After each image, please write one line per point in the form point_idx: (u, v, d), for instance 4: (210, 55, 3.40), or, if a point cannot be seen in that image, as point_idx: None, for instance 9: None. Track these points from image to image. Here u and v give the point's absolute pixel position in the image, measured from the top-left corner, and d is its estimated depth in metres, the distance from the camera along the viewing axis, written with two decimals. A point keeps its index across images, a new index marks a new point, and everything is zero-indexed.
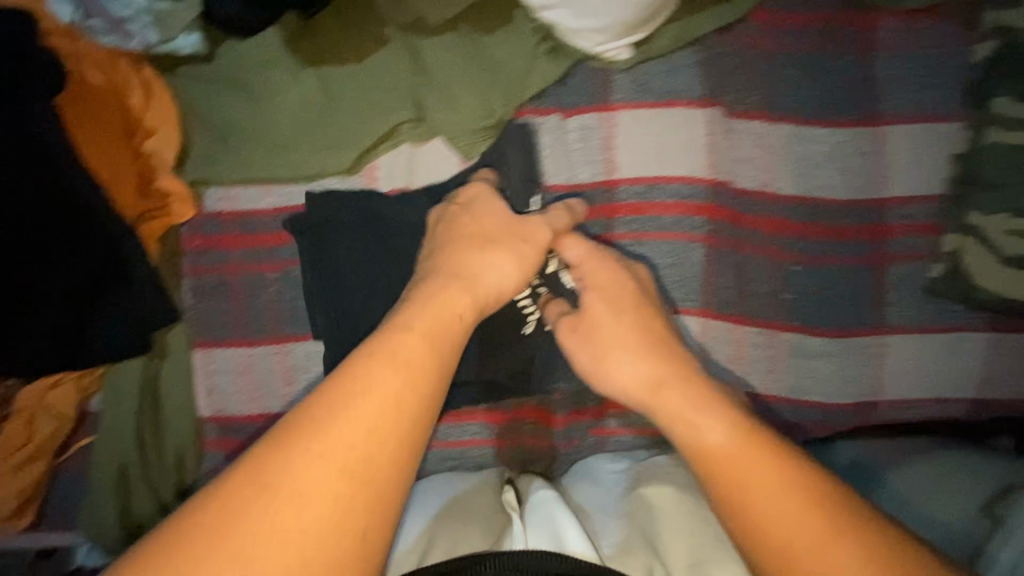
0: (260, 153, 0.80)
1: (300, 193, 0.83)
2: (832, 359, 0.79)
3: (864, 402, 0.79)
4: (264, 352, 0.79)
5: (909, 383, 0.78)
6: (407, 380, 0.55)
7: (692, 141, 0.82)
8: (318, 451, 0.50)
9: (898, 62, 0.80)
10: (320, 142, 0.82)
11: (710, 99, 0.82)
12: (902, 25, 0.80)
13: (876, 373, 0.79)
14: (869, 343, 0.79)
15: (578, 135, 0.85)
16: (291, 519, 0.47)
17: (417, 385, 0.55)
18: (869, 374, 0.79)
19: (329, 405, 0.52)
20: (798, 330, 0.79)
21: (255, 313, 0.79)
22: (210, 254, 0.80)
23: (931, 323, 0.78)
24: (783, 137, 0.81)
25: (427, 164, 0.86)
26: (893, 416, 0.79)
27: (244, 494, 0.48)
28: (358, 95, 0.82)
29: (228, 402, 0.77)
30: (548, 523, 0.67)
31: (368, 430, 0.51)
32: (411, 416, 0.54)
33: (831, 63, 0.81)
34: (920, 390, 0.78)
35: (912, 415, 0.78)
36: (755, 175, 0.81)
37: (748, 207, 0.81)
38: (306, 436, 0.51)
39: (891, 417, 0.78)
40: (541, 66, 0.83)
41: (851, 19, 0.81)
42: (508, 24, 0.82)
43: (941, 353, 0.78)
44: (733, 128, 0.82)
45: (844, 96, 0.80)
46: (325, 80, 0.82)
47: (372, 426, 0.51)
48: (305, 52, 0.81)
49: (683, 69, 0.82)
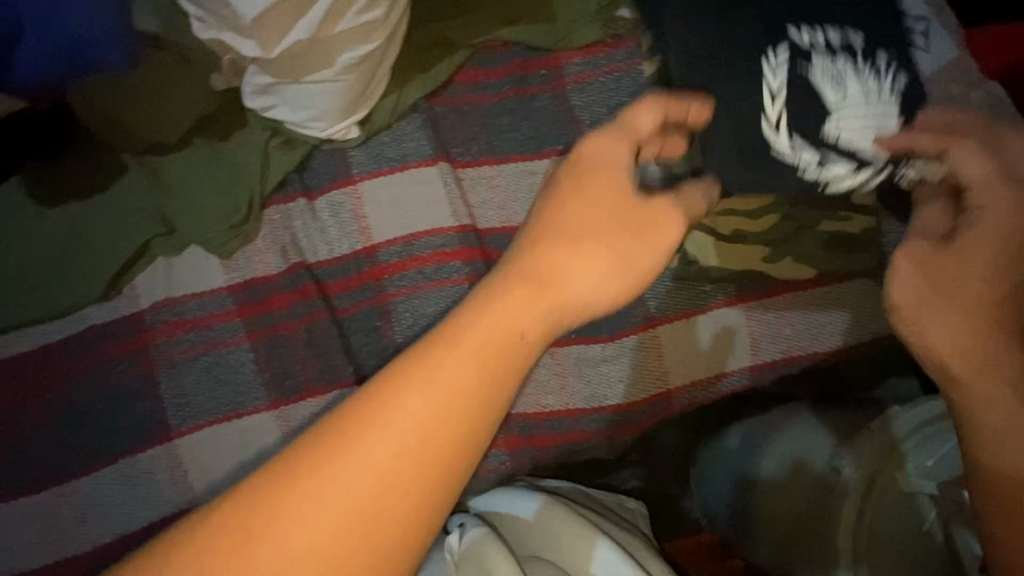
0: (11, 303, 0.79)
1: (62, 329, 0.80)
2: (614, 362, 0.84)
3: (656, 394, 0.84)
4: (49, 497, 0.77)
5: (691, 366, 0.84)
6: (402, 448, 0.47)
7: (434, 194, 0.84)
8: (341, 479, 0.46)
9: (593, 90, 0.85)
10: (72, 276, 0.80)
11: (437, 155, 0.85)
12: (583, 58, 0.86)
13: (657, 364, 0.84)
14: (643, 338, 0.83)
15: (327, 210, 0.84)
16: (292, 549, 0.45)
17: (439, 416, 0.48)
18: (652, 367, 0.84)
19: (354, 442, 0.47)
20: (575, 342, 0.83)
21: (33, 460, 0.77)
22: None
23: (689, 308, 0.84)
24: (508, 174, 0.85)
25: (185, 273, 0.82)
26: (689, 398, 0.85)
27: (254, 516, 0.46)
28: (103, 223, 0.81)
29: (21, 555, 0.76)
30: (477, 556, 0.71)
31: (396, 460, 0.47)
32: (450, 455, 0.48)
33: (533, 103, 0.85)
34: (702, 370, 0.85)
35: (704, 393, 0.85)
36: (494, 214, 0.85)
37: (500, 243, 0.85)
38: (281, 515, 0.46)
39: (686, 400, 0.84)
40: (277, 157, 0.84)
41: (539, 63, 0.86)
42: (239, 128, 0.84)
43: (710, 331, 0.84)
44: (464, 177, 0.85)
45: (550, 127, 0.85)
46: (70, 215, 0.81)
47: (346, 516, 0.46)
48: (47, 194, 0.81)
49: (409, 134, 0.85)
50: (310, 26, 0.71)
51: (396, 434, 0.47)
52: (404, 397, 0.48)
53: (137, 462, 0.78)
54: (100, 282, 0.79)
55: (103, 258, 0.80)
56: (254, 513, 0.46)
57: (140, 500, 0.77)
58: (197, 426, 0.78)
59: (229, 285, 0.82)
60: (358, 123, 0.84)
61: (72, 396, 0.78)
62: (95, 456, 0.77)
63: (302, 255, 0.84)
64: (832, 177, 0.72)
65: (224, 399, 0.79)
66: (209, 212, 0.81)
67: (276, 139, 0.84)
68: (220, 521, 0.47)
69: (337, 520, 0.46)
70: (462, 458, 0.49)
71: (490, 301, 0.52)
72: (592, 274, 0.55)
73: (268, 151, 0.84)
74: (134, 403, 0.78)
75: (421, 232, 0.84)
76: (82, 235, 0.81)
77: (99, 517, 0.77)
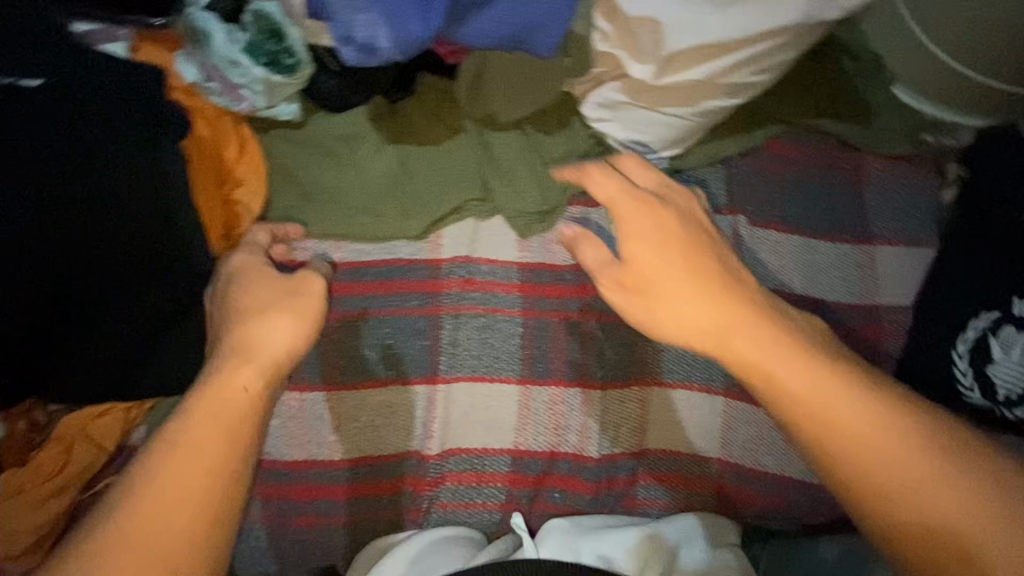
0: (336, 215, 0.86)
1: (369, 253, 0.86)
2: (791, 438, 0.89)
3: (777, 478, 0.88)
4: (317, 400, 0.82)
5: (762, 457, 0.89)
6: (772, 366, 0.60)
7: (721, 242, 0.90)
8: None
9: (889, 195, 0.92)
10: (395, 209, 0.87)
11: (734, 208, 0.91)
12: (886, 164, 0.93)
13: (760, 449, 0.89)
14: None
15: (623, 225, 0.92)
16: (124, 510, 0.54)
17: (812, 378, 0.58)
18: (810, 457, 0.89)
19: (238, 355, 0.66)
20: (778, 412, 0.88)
21: (312, 361, 0.82)
22: None
23: None
24: (795, 246, 0.91)
25: (489, 240, 0.90)
26: (764, 492, 0.88)
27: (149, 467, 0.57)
28: (432, 172, 0.89)
29: (275, 446, 0.80)
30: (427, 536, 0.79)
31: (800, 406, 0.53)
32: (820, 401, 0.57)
33: (832, 189, 0.92)
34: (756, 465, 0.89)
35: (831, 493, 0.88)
36: (772, 276, 0.89)
37: None
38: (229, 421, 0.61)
39: (761, 492, 0.88)
40: (593, 165, 0.92)
41: (844, 156, 0.93)
42: (566, 129, 0.93)
43: None
44: (756, 233, 0.91)
45: (842, 217, 0.91)
46: (404, 155, 0.89)
47: (226, 418, 0.61)
48: (389, 132, 0.89)
49: (712, 181, 0.92)
50: (710, 69, 0.77)
51: (281, 335, 0.68)
52: (269, 326, 0.68)
53: (405, 392, 0.84)
54: (421, 225, 0.87)
55: (426, 206, 0.88)
56: (214, 396, 0.62)
57: (394, 428, 0.84)
58: (463, 378, 0.86)
59: (519, 261, 0.90)
60: (670, 157, 0.92)
61: (366, 316, 0.84)
62: (367, 375, 0.83)
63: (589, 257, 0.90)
64: (1005, 370, 0.80)
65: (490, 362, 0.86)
66: (523, 197, 0.90)
67: (598, 150, 0.93)
68: (193, 412, 0.61)
69: (239, 417, 0.62)
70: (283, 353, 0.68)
71: (254, 276, 0.72)
72: (800, 363, 0.59)
73: (586, 158, 0.93)
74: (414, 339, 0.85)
75: None
76: (412, 177, 0.88)
77: (354, 433, 0.82)
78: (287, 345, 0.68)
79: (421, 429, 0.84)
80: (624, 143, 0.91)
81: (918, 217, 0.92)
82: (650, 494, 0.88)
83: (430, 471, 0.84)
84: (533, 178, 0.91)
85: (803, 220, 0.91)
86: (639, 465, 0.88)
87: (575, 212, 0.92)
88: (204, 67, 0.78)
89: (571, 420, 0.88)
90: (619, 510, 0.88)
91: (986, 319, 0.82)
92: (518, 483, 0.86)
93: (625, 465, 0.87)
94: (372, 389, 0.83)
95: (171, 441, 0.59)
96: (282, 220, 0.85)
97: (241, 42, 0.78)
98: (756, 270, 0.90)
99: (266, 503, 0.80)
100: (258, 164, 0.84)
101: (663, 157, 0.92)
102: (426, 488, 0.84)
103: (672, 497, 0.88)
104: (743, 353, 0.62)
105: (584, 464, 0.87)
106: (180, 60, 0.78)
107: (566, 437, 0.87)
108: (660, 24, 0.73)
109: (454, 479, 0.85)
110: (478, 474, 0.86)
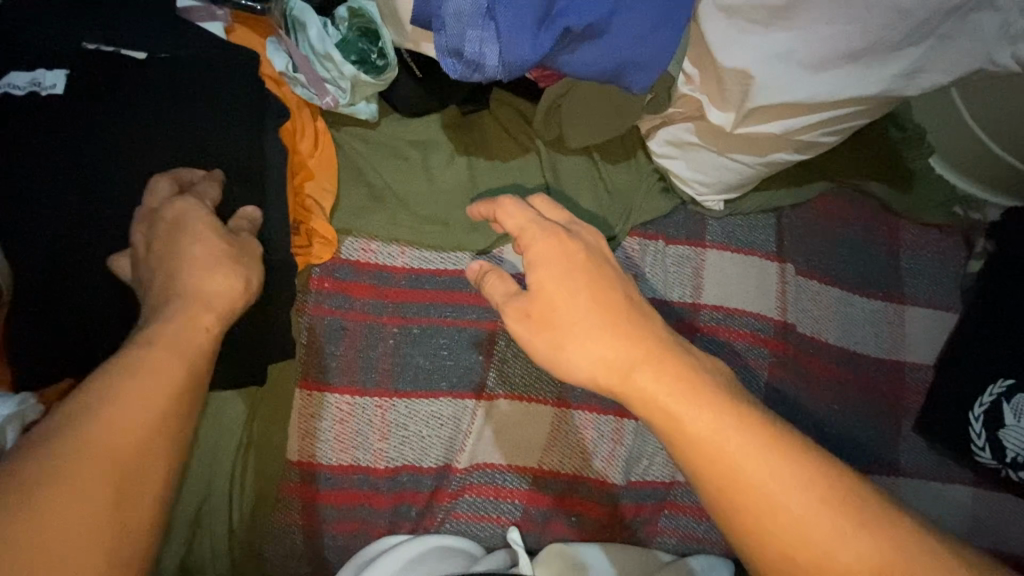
0: (404, 218, 0.85)
1: (434, 260, 0.86)
2: None
3: None
4: (366, 405, 0.79)
5: None
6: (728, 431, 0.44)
7: (766, 286, 0.95)
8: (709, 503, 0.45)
9: (921, 259, 0.98)
10: (464, 219, 0.86)
11: (781, 255, 0.96)
12: (919, 231, 1.00)
13: None
14: None
15: (677, 259, 0.95)
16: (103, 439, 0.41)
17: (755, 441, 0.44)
18: None
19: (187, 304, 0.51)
20: None
21: (367, 365, 0.80)
22: (334, 298, 0.81)
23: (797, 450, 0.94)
24: (833, 298, 0.96)
25: None
26: None
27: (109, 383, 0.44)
28: (501, 187, 0.89)
29: (320, 449, 0.77)
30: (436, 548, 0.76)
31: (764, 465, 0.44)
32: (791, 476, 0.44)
33: (870, 248, 0.98)
34: None
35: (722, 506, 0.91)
36: (810, 322, 0.94)
37: (808, 349, 0.94)
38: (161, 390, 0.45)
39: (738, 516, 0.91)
40: (655, 199, 0.95)
41: (882, 219, 0.99)
42: (632, 161, 0.95)
43: None
44: (799, 283, 0.95)
45: (877, 275, 0.97)
46: (475, 168, 0.89)
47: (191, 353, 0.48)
48: (462, 143, 0.90)
49: (761, 228, 0.97)
50: (788, 126, 0.81)
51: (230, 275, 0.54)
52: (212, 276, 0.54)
53: (448, 404, 0.82)
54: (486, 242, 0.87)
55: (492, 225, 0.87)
56: (176, 327, 0.49)
57: (440, 442, 0.81)
58: (505, 395, 0.84)
59: None
60: (725, 201, 0.96)
61: (418, 322, 0.83)
62: (422, 386, 0.81)
63: (642, 287, 0.93)
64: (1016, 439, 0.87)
65: (538, 383, 0.85)
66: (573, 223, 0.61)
67: (659, 185, 0.96)
68: (147, 344, 0.47)
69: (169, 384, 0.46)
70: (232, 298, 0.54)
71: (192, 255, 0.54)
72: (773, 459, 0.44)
73: (645, 192, 0.95)
74: (472, 352, 0.84)
75: (749, 313, 0.93)
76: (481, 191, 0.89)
77: (397, 444, 0.79)
78: (225, 294, 0.53)
79: (459, 442, 0.81)
80: (686, 183, 0.94)
81: (944, 284, 0.98)
82: (672, 523, 0.88)
83: (455, 483, 0.81)
84: (596, 205, 0.93)
85: (842, 275, 0.97)
86: (667, 495, 0.89)
87: (633, 242, 0.94)
88: (294, 57, 0.77)
89: (600, 445, 0.87)
90: (639, 536, 0.88)
91: (1002, 386, 0.88)
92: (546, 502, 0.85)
93: (655, 494, 0.88)
94: (421, 398, 0.81)
95: (128, 366, 0.45)
96: (348, 218, 0.84)
97: (334, 38, 0.78)
98: (795, 316, 0.94)
99: (304, 507, 0.76)
100: (332, 160, 0.83)
101: (720, 200, 0.95)
102: (446, 501, 0.80)
103: (695, 528, 0.89)
104: (671, 410, 0.46)
105: (610, 489, 0.87)
106: (270, 48, 0.77)
107: (592, 462, 0.87)
108: (753, 80, 0.76)
109: (475, 493, 0.82)
110: (498, 490, 0.83)
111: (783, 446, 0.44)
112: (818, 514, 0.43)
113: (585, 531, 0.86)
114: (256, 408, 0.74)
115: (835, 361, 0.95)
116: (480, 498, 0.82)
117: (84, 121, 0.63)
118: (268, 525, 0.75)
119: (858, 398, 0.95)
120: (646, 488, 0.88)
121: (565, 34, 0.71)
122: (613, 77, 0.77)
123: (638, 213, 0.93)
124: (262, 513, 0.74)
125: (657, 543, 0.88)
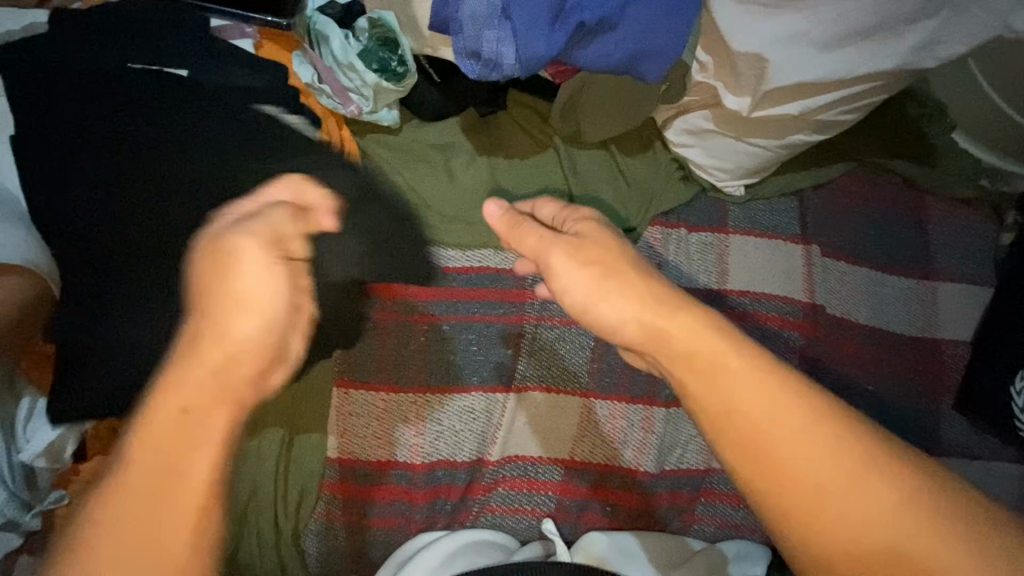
0: (429, 218, 0.87)
1: (460, 258, 0.87)
2: None
3: None
4: (400, 401, 0.80)
5: None
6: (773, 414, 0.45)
7: (792, 268, 0.94)
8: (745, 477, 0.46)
9: (950, 235, 0.97)
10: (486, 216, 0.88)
11: (806, 237, 0.95)
12: (946, 206, 0.98)
13: None
14: None
15: (699, 246, 0.95)
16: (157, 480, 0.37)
17: (802, 429, 0.44)
18: None
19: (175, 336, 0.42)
20: None
21: (400, 362, 0.82)
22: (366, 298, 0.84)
23: None
24: (862, 277, 0.95)
25: None
26: None
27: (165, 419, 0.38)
28: (521, 183, 0.92)
29: (358, 446, 0.78)
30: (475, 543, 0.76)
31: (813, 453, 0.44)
32: (837, 467, 0.44)
33: (897, 225, 0.97)
34: None
35: None
36: (839, 302, 0.94)
37: (838, 330, 0.93)
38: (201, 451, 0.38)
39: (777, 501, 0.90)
40: (674, 188, 0.96)
41: (907, 196, 0.98)
42: (649, 152, 0.96)
43: None
44: (826, 264, 0.95)
45: (906, 252, 0.96)
46: (495, 166, 0.91)
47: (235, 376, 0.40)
48: (481, 143, 0.92)
49: (784, 211, 0.97)
50: (805, 106, 0.81)
51: (267, 279, 0.43)
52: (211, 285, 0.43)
53: (481, 398, 0.83)
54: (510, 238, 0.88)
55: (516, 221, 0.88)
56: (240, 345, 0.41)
57: (472, 435, 0.82)
58: (534, 387, 0.84)
59: None
60: (745, 186, 0.96)
61: (447, 319, 0.84)
62: (454, 380, 0.82)
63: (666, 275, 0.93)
64: None
65: (567, 373, 0.86)
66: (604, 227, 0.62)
67: (677, 173, 0.97)
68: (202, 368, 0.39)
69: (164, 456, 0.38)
70: (278, 316, 0.43)
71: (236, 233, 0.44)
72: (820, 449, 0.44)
73: (663, 181, 0.96)
74: (501, 346, 0.85)
75: (777, 296, 0.93)
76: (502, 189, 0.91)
77: (432, 439, 0.80)
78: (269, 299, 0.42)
79: (492, 436, 0.82)
80: (704, 170, 0.95)
81: (975, 258, 0.97)
82: (709, 511, 0.88)
83: (488, 476, 0.82)
84: (615, 197, 0.94)
85: (869, 255, 0.96)
86: (702, 483, 0.88)
87: (654, 231, 0.95)
88: (319, 69, 0.80)
89: (630, 434, 0.87)
90: (675, 525, 0.87)
91: None
92: (580, 492, 0.85)
93: (691, 482, 0.87)
94: (453, 393, 0.82)
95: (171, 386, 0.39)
96: None
97: (356, 49, 0.81)
98: (824, 297, 0.93)
99: (342, 503, 0.78)
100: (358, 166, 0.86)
101: (739, 185, 0.95)
102: (479, 494, 0.81)
103: (731, 514, 0.88)
104: (714, 383, 0.47)
105: (643, 479, 0.87)
106: (297, 60, 0.80)
107: (623, 451, 0.87)
108: (768, 63, 0.77)
109: (511, 486, 0.83)
110: (532, 482, 0.84)
111: (848, 441, 0.44)
112: (885, 520, 0.42)
113: (621, 521, 0.86)
114: (295, 407, 0.77)
115: (866, 340, 0.94)
116: (515, 490, 0.83)
117: (125, 138, 0.66)
118: (310, 522, 0.76)
119: (895, 378, 0.93)
120: (679, 477, 0.88)
121: (579, 29, 0.73)
122: (628, 69, 0.79)
123: (657, 202, 0.94)
124: (304, 510, 0.76)
125: (694, 532, 0.88)
